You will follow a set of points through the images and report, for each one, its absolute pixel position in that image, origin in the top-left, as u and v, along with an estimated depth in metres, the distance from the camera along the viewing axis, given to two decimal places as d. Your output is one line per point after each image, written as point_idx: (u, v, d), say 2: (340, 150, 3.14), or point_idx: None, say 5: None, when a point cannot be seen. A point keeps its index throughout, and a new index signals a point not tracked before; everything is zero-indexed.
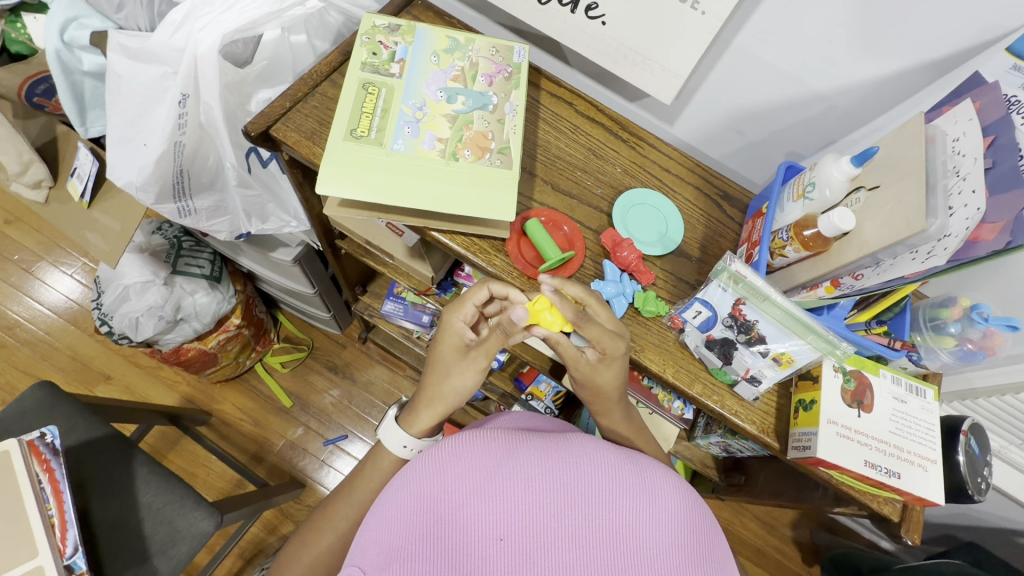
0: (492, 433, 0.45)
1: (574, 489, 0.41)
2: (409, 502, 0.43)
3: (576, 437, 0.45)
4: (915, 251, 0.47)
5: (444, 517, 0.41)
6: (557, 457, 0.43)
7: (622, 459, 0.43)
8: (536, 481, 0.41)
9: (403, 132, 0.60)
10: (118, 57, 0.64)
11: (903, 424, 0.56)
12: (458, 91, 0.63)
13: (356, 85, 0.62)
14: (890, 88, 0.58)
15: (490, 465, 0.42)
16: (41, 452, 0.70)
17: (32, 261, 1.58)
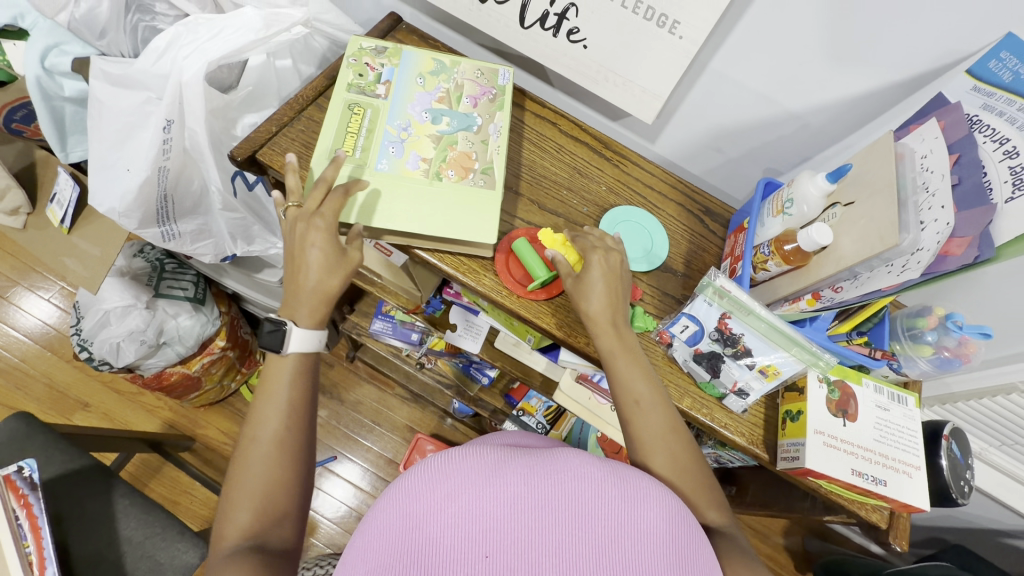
0: (478, 447, 0.40)
1: (563, 506, 0.37)
2: (387, 523, 0.37)
3: (562, 451, 0.41)
4: (890, 264, 0.49)
5: (424, 540, 0.36)
6: (544, 476, 0.38)
7: (609, 476, 0.39)
8: (523, 498, 0.37)
9: (388, 152, 0.61)
10: (99, 84, 0.63)
11: (887, 432, 0.57)
12: (443, 112, 0.64)
13: (342, 105, 0.63)
14: (860, 107, 0.61)
15: (477, 480, 0.37)
16: (19, 486, 0.68)
17: (6, 287, 1.54)
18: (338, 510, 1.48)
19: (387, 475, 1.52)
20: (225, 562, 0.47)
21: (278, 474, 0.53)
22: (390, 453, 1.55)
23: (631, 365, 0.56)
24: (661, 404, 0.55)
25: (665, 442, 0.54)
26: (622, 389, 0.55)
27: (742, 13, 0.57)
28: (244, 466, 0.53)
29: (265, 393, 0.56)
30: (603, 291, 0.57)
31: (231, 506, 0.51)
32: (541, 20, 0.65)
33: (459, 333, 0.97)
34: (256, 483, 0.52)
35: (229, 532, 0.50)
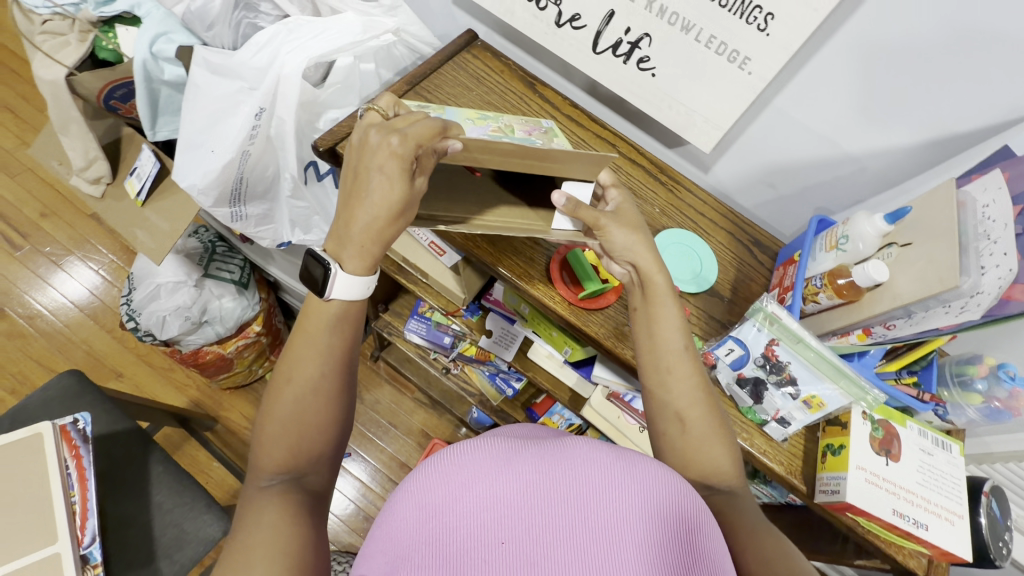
0: (489, 437, 0.40)
1: (572, 492, 0.37)
2: (403, 515, 0.37)
3: (570, 438, 0.40)
4: (948, 306, 0.50)
5: (442, 528, 0.36)
6: (555, 465, 0.38)
7: (615, 460, 0.39)
8: (536, 486, 0.37)
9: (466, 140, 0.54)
10: (200, 71, 0.69)
11: (929, 476, 0.57)
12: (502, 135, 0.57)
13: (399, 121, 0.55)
14: (919, 156, 0.62)
15: (487, 468, 0.37)
16: (73, 438, 0.71)
17: (60, 254, 1.61)
18: (346, 508, 1.48)
19: (398, 478, 1.52)
20: (261, 494, 0.47)
21: (313, 416, 0.51)
22: (403, 456, 1.56)
23: (672, 311, 0.56)
24: (694, 362, 0.55)
25: (698, 398, 0.54)
26: (659, 337, 0.55)
27: (811, 56, 0.60)
28: (278, 402, 0.51)
29: (304, 330, 0.53)
30: (631, 234, 0.56)
31: (267, 440, 0.51)
32: (613, 47, 0.69)
33: (494, 339, 0.99)
34: (290, 422, 0.51)
35: (264, 463, 0.50)
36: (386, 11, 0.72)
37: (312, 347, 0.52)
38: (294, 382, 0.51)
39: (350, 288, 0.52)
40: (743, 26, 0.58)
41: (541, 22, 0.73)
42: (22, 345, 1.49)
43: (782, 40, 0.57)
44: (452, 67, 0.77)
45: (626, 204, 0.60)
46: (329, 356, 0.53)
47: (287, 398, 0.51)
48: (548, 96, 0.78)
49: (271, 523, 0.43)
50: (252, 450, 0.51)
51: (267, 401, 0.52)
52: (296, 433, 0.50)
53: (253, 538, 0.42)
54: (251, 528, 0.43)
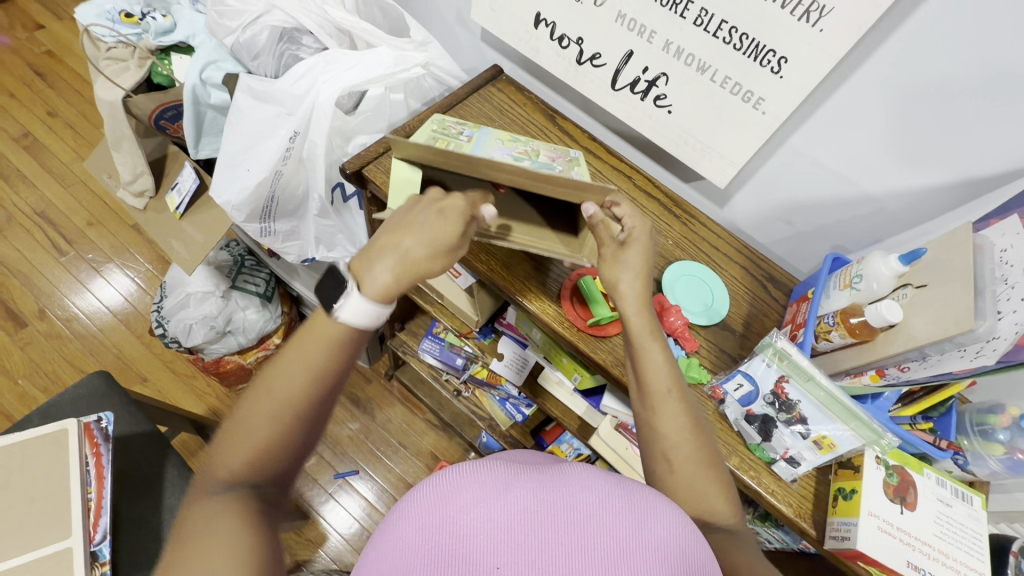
0: (490, 462, 0.41)
1: (570, 518, 0.37)
2: (403, 536, 0.38)
3: (568, 465, 0.42)
4: (963, 349, 0.49)
5: (439, 551, 0.36)
6: (552, 490, 0.39)
7: (613, 487, 0.40)
8: (534, 510, 0.37)
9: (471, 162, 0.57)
10: (243, 96, 0.74)
11: (948, 529, 0.54)
12: (524, 158, 0.62)
13: (427, 134, 0.64)
14: (939, 197, 0.62)
15: (488, 492, 0.38)
16: (95, 436, 0.74)
17: (101, 261, 1.70)
18: (351, 527, 1.47)
19: None
20: (220, 496, 0.46)
21: (283, 424, 0.49)
22: (410, 478, 1.55)
23: (656, 352, 0.56)
24: (684, 399, 0.55)
25: (684, 437, 0.53)
26: (647, 378, 0.55)
27: (826, 98, 0.61)
28: (257, 402, 0.49)
29: (306, 335, 0.51)
30: (635, 275, 0.57)
31: (235, 442, 0.49)
32: (631, 84, 0.72)
33: (505, 362, 0.99)
34: (266, 428, 0.49)
35: (227, 461, 0.48)
36: (417, 47, 0.76)
37: (301, 357, 0.51)
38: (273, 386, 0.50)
39: (362, 312, 0.51)
40: (757, 67, 0.60)
41: (563, 59, 0.76)
42: (58, 346, 1.56)
43: (796, 82, 0.58)
44: (477, 99, 0.81)
45: (642, 232, 0.59)
46: (322, 367, 0.51)
47: (266, 400, 0.49)
48: (567, 129, 0.81)
49: (229, 529, 0.43)
50: (213, 447, 0.50)
51: (248, 400, 0.50)
52: (265, 441, 0.48)
53: (205, 543, 0.42)
54: (204, 532, 0.43)
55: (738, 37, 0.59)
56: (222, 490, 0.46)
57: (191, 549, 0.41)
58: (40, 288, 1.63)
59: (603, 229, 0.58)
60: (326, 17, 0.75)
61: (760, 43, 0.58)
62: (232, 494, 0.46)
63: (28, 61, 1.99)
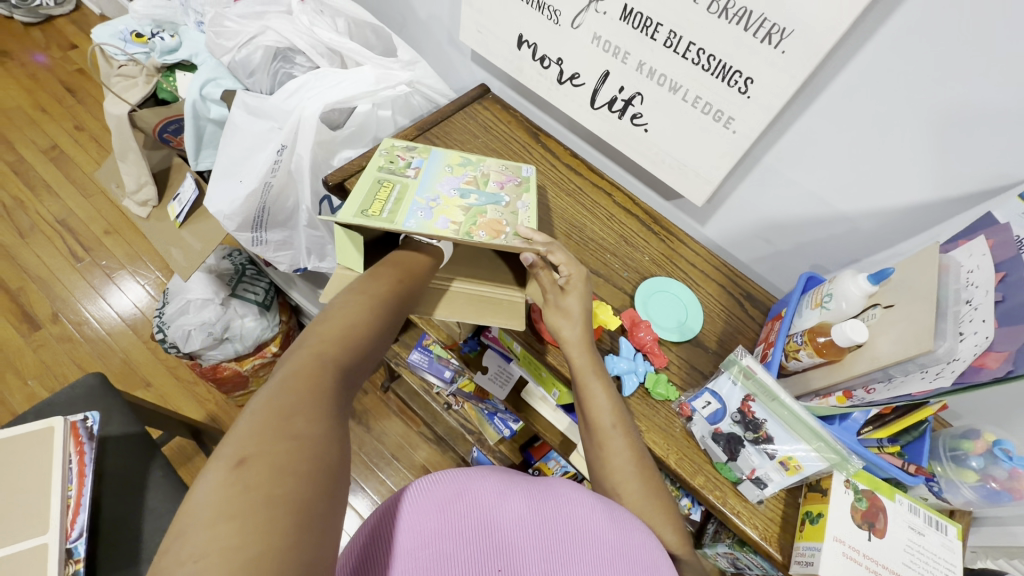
0: (481, 474, 0.45)
1: (561, 523, 0.43)
2: (403, 539, 0.39)
3: (552, 481, 0.48)
4: (925, 370, 0.48)
5: (438, 555, 0.38)
6: (545, 500, 0.44)
7: (595, 502, 0.47)
8: (530, 516, 0.43)
9: (416, 214, 0.61)
10: (239, 112, 0.77)
11: (919, 558, 0.53)
12: (471, 191, 0.67)
13: (371, 181, 0.65)
14: (913, 217, 0.61)
15: (488, 498, 0.42)
16: (80, 434, 0.76)
17: (114, 268, 1.76)
18: None
19: None
20: (305, 389, 0.38)
21: (367, 336, 0.47)
22: None
23: (599, 390, 0.57)
24: (629, 435, 0.56)
25: (631, 473, 0.54)
26: (590, 414, 0.57)
27: (796, 118, 0.62)
28: (349, 309, 0.48)
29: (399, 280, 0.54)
30: (579, 323, 0.59)
31: (318, 339, 0.44)
32: (609, 103, 0.73)
33: (489, 377, 1.00)
34: (348, 332, 0.45)
35: (311, 374, 0.39)
36: (405, 66, 0.81)
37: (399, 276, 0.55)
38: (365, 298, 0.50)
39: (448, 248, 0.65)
40: (725, 88, 0.61)
41: (545, 79, 0.78)
42: (67, 349, 1.61)
43: (763, 102, 0.59)
44: (462, 117, 0.83)
45: (578, 278, 0.60)
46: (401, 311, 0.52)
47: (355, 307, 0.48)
48: (550, 146, 0.82)
49: (315, 426, 0.35)
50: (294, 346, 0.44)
51: (333, 307, 0.48)
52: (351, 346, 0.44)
53: (302, 434, 0.34)
54: (302, 421, 0.35)
55: (705, 58, 0.60)
56: (311, 386, 0.38)
57: (292, 442, 0.33)
58: (56, 292, 1.70)
59: (546, 276, 0.61)
60: (316, 37, 0.80)
61: (726, 64, 0.59)
62: (320, 392, 0.38)
63: (61, 78, 2.11)
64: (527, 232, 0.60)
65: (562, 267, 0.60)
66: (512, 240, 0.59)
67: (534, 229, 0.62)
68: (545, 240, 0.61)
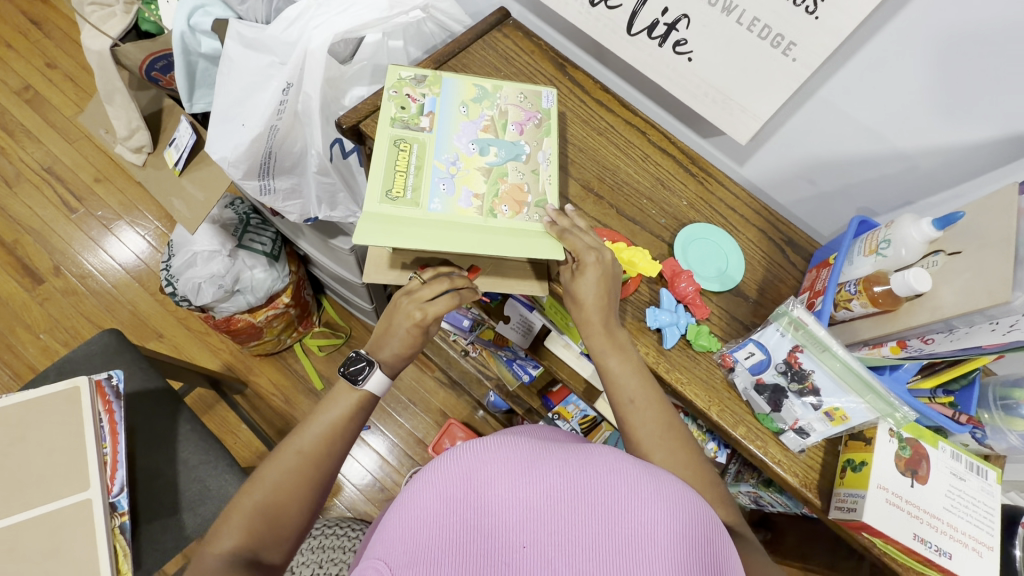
0: (515, 437, 0.42)
1: (596, 498, 0.38)
2: (426, 503, 0.39)
3: (596, 446, 0.42)
4: (995, 322, 0.46)
5: (460, 524, 0.38)
6: (581, 467, 0.40)
7: (640, 470, 0.40)
8: (559, 487, 0.38)
9: (439, 189, 0.56)
10: (234, 44, 0.70)
11: (959, 503, 0.53)
12: (489, 142, 0.60)
13: (387, 143, 0.58)
14: (979, 154, 0.57)
15: (508, 468, 0.39)
16: (106, 393, 0.76)
17: (111, 218, 1.70)
18: (364, 479, 1.52)
19: (414, 453, 1.55)
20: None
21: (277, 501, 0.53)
22: (420, 433, 1.59)
23: (617, 365, 0.56)
24: (655, 410, 0.57)
25: (657, 439, 0.55)
26: (612, 390, 0.57)
27: (865, 42, 0.55)
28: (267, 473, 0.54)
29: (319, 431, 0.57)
30: (598, 304, 0.56)
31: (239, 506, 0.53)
32: (649, 29, 0.66)
33: (511, 325, 0.98)
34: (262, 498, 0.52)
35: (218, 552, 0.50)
36: None
37: (321, 427, 0.57)
38: (276, 465, 0.54)
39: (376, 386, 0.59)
40: (789, 8, 0.54)
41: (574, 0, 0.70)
42: (75, 302, 1.59)
43: (832, 24, 0.52)
44: (481, 47, 0.75)
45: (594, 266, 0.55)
46: (322, 464, 0.55)
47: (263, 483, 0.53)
48: (579, 80, 0.75)
49: None
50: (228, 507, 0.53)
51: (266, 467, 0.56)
52: (263, 525, 0.51)
53: None
54: None
55: None
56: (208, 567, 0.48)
57: None
58: (54, 245, 1.65)
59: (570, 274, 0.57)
60: None
61: None
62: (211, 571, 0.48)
63: (24, 8, 1.92)
64: (553, 203, 0.58)
65: (577, 255, 0.55)
66: (532, 216, 0.57)
67: (559, 198, 0.59)
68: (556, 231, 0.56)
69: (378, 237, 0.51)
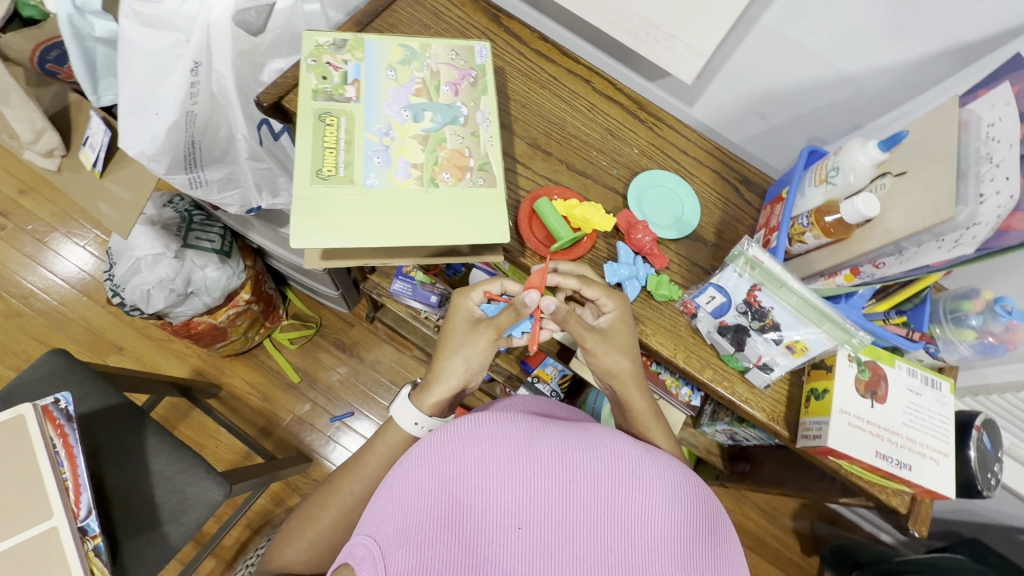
0: (514, 417, 0.46)
1: (592, 480, 0.43)
2: (426, 481, 0.43)
3: (594, 429, 0.47)
4: (941, 240, 0.46)
5: (456, 501, 0.42)
6: (578, 448, 0.44)
7: (635, 453, 0.45)
8: (557, 468, 0.43)
9: (373, 163, 0.53)
10: (129, 24, 0.61)
11: (917, 417, 0.55)
12: (423, 107, 0.56)
13: (311, 117, 0.53)
14: (922, 70, 0.56)
15: (507, 450, 0.43)
16: (56, 417, 0.71)
17: (45, 232, 1.58)
18: None
19: None
20: None
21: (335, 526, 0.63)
22: None
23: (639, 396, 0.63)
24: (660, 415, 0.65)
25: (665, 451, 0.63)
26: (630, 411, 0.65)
27: None
28: (326, 504, 0.64)
29: (369, 467, 0.64)
30: (609, 355, 0.60)
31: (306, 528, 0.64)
32: None
33: None
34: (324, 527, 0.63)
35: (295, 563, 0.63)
36: None
37: (374, 468, 0.64)
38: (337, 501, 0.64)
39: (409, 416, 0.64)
40: None
41: None
42: (21, 325, 1.50)
43: None
44: (407, 2, 0.69)
45: (619, 314, 0.58)
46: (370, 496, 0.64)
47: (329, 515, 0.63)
48: (515, 31, 0.70)
49: None
50: (298, 522, 0.65)
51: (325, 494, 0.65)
52: (326, 545, 0.63)
53: None
54: None
55: None
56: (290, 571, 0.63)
57: None
58: None
59: (576, 322, 0.59)
60: None
61: None
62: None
63: None
64: (497, 165, 0.55)
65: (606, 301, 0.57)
66: (479, 182, 0.54)
67: (501, 157, 0.55)
68: (573, 282, 0.57)
69: (314, 237, 0.49)
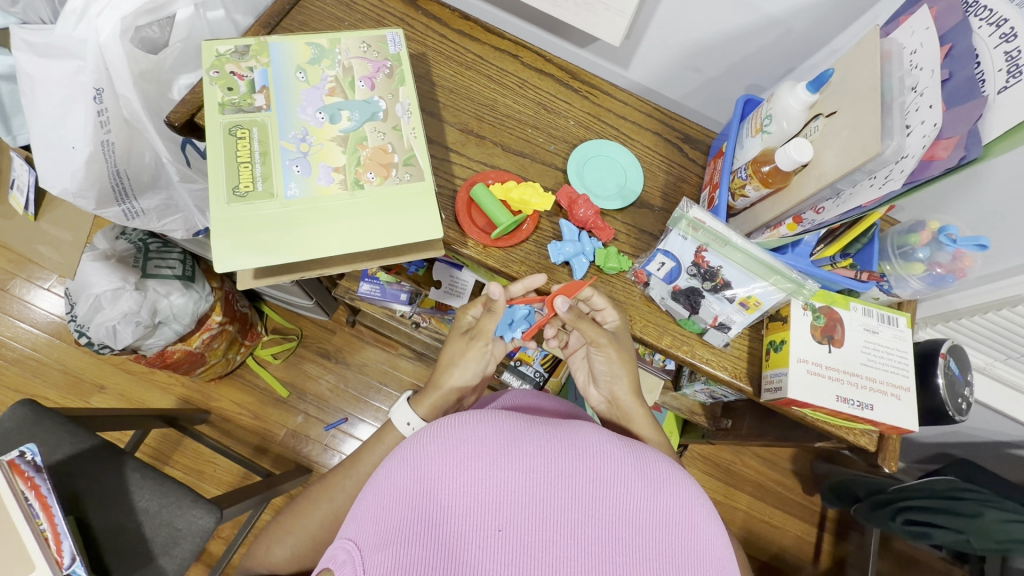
0: (498, 415, 0.42)
1: (577, 482, 0.39)
2: (405, 484, 0.39)
3: (581, 426, 0.43)
4: (873, 177, 0.45)
5: (434, 503, 0.39)
6: (562, 447, 0.40)
7: (622, 451, 0.42)
8: (539, 469, 0.39)
9: (292, 172, 0.51)
10: (26, 56, 0.60)
11: (875, 355, 0.55)
12: (339, 107, 0.54)
13: (222, 132, 0.51)
14: (845, 4, 0.54)
15: (489, 450, 0.40)
16: (25, 470, 0.69)
17: (6, 280, 1.54)
18: None
19: None
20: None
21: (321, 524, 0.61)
22: None
23: (624, 388, 0.62)
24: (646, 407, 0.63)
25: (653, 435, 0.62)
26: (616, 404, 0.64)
27: None
28: (318, 499, 0.62)
29: (360, 462, 0.62)
30: (612, 365, 0.61)
31: (294, 525, 0.62)
32: None
33: (444, 289, 1.00)
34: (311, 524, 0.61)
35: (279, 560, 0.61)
36: None
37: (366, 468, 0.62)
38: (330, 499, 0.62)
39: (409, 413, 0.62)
40: None
41: None
42: None
43: None
44: None
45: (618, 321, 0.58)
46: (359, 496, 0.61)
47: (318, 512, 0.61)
48: (434, 12, 0.67)
49: None
50: (287, 516, 0.64)
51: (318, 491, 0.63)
52: (309, 545, 0.61)
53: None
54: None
55: None
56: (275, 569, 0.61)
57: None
58: None
59: (588, 327, 0.57)
60: None
61: None
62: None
63: None
64: (422, 158, 0.53)
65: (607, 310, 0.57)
66: (405, 177, 0.52)
67: (425, 148, 0.53)
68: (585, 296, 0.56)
69: (238, 258, 0.47)
